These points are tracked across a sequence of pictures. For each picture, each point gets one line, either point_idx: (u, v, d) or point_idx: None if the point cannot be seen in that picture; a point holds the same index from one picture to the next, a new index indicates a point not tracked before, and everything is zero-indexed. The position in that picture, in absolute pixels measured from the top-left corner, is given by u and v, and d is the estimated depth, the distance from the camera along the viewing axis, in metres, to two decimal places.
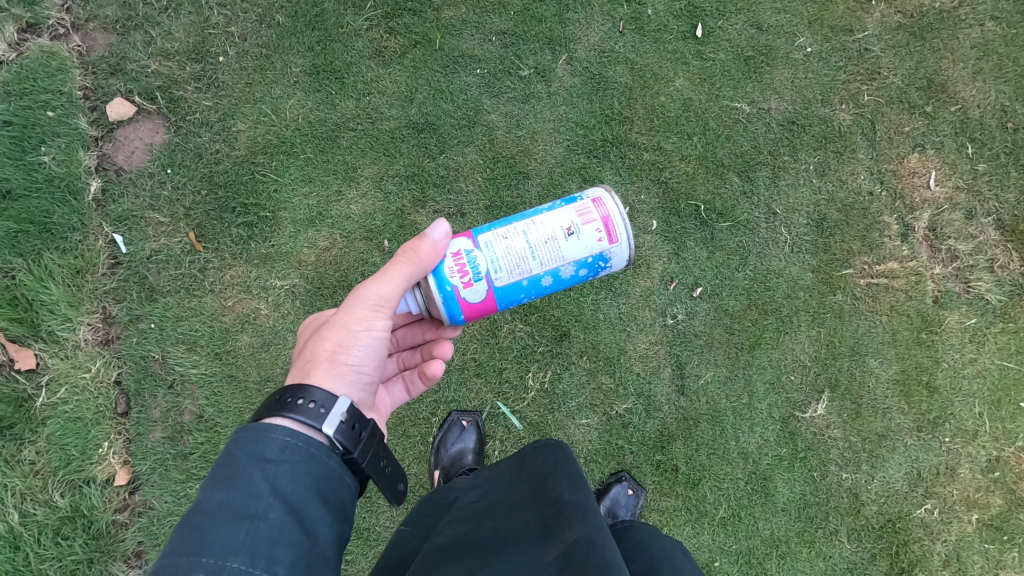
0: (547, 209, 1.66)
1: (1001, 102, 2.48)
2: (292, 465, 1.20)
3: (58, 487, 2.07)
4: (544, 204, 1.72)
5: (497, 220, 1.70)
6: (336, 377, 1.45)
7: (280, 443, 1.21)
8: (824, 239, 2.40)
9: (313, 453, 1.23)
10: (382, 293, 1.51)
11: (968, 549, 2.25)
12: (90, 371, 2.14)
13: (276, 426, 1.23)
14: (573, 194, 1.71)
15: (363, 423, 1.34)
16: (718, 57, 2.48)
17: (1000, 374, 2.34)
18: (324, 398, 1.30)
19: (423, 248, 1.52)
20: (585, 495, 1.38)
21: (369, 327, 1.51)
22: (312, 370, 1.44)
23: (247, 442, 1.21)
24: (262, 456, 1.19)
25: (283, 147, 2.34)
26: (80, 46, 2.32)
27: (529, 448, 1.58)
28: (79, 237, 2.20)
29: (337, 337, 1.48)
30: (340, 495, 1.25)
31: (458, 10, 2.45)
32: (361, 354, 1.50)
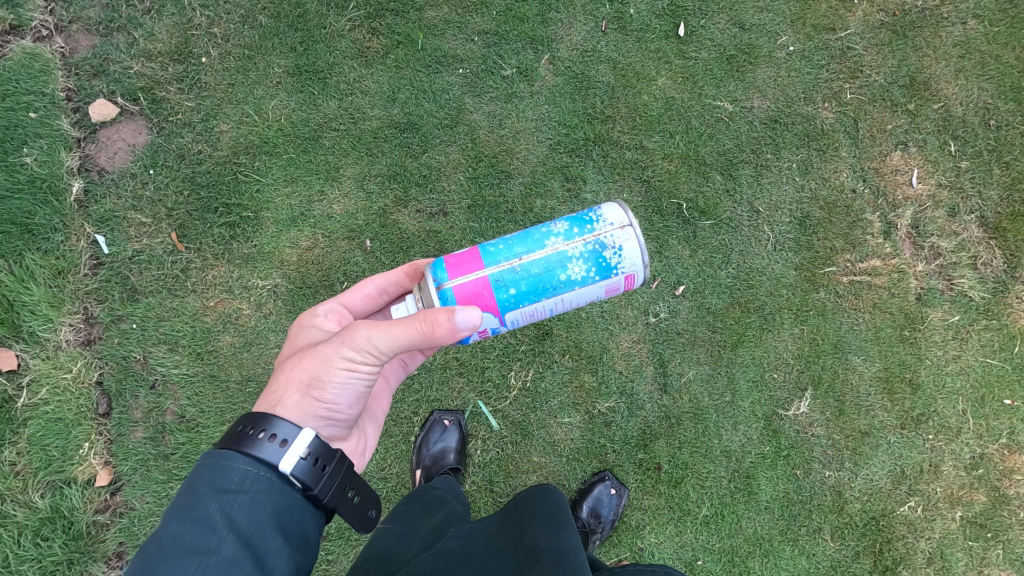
0: (579, 286, 1.54)
1: (984, 100, 2.48)
2: (251, 495, 1.19)
3: (38, 488, 2.07)
4: (577, 266, 1.52)
5: (523, 288, 1.51)
6: (306, 411, 1.39)
7: (241, 473, 1.20)
8: (807, 236, 2.40)
9: (272, 484, 1.22)
10: (375, 344, 1.39)
11: (952, 547, 2.24)
12: (71, 372, 2.14)
13: (237, 455, 1.22)
14: (610, 264, 1.53)
15: (329, 458, 1.28)
16: (701, 56, 2.49)
17: (984, 371, 2.34)
18: (286, 432, 1.25)
19: (441, 327, 1.35)
20: (565, 537, 1.39)
21: (352, 369, 1.41)
22: (283, 400, 1.39)
23: (208, 471, 1.20)
24: (221, 487, 1.18)
25: (265, 147, 2.34)
26: (62, 48, 2.32)
27: (514, 502, 1.63)
28: (60, 238, 2.20)
29: (318, 370, 1.40)
30: (300, 523, 1.25)
31: (441, 10, 2.46)
32: (337, 394, 1.42)
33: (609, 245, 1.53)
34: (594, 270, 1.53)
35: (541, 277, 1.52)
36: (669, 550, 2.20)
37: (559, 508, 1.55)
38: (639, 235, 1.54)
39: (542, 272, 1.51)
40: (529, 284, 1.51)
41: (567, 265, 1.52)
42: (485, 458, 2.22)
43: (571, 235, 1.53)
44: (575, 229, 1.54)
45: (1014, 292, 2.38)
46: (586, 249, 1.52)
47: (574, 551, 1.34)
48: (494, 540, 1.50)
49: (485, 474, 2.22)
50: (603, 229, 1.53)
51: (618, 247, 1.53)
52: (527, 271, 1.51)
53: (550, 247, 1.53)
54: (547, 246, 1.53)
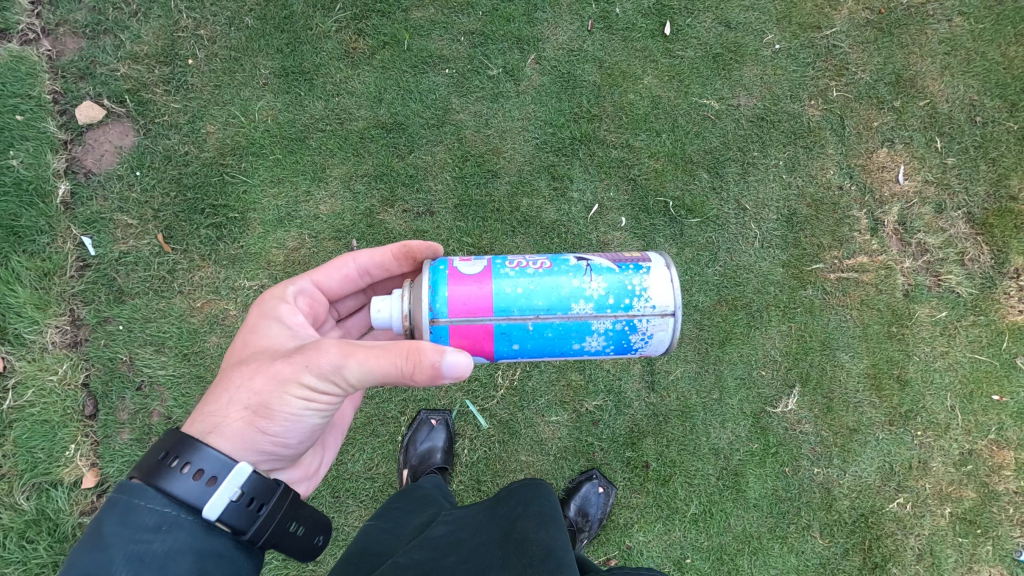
0: (589, 354, 1.61)
1: (970, 97, 2.48)
2: (168, 543, 1.16)
3: (24, 490, 2.06)
4: (594, 341, 1.57)
5: (527, 346, 1.57)
6: (249, 439, 1.38)
7: (158, 517, 1.18)
8: (794, 233, 2.40)
9: (193, 530, 1.20)
10: (340, 374, 1.35)
11: (942, 544, 2.24)
12: (57, 374, 2.14)
13: (152, 500, 1.18)
14: (630, 345, 1.59)
15: (266, 498, 1.30)
16: (687, 55, 2.49)
17: (972, 367, 2.33)
18: (216, 468, 1.24)
19: (420, 373, 1.29)
20: (553, 532, 1.40)
21: (306, 400, 1.39)
22: (225, 424, 1.36)
23: (117, 519, 1.15)
24: (134, 533, 1.14)
25: (252, 148, 2.35)
26: (49, 51, 2.32)
27: (505, 492, 1.64)
28: (46, 240, 2.20)
29: (268, 398, 1.37)
30: (227, 567, 1.23)
31: (427, 11, 2.47)
32: (286, 425, 1.40)
33: (638, 330, 1.57)
34: (610, 347, 1.60)
35: (554, 341, 1.56)
36: (657, 549, 2.20)
37: (549, 502, 1.55)
38: (671, 328, 1.57)
39: (556, 338, 1.56)
40: (536, 344, 1.56)
41: (585, 338, 1.56)
42: (472, 458, 2.22)
43: (604, 310, 1.54)
44: (612, 303, 1.54)
45: (1001, 288, 2.38)
46: (612, 328, 1.55)
47: (562, 546, 1.36)
48: (484, 530, 1.51)
49: (472, 474, 2.22)
50: (640, 311, 1.54)
51: (647, 333, 1.57)
52: (543, 331, 1.54)
53: (577, 315, 1.54)
54: (574, 313, 1.53)
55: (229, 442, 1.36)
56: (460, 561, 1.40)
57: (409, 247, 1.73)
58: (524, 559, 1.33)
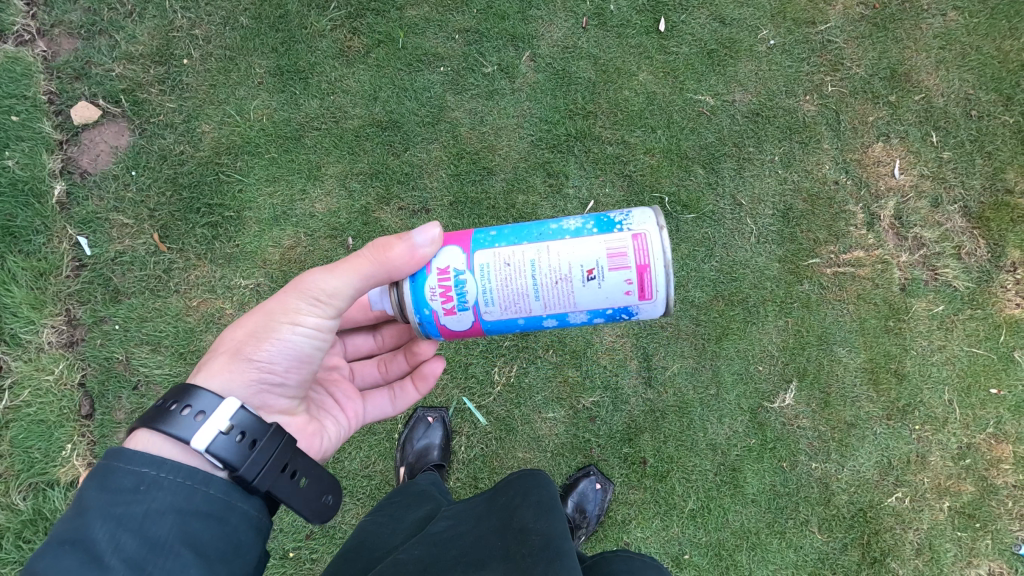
0: (571, 236, 1.47)
1: (965, 91, 2.48)
2: (150, 503, 1.13)
3: (21, 490, 2.07)
4: (571, 220, 1.51)
5: (507, 233, 1.51)
6: (239, 369, 1.39)
7: (140, 477, 1.14)
8: (790, 228, 2.40)
9: (176, 486, 1.15)
10: (323, 288, 1.43)
11: (940, 538, 2.23)
12: (53, 374, 2.14)
13: (133, 459, 1.15)
14: (612, 220, 1.48)
15: (258, 435, 1.26)
16: (682, 51, 2.49)
17: (969, 361, 2.33)
18: (205, 404, 1.24)
19: (396, 248, 1.42)
20: (552, 522, 1.42)
21: (294, 321, 1.43)
22: (217, 359, 1.40)
23: (97, 483, 1.13)
24: (116, 495, 1.12)
25: (247, 147, 2.35)
26: (45, 52, 2.33)
27: (504, 483, 1.64)
28: (42, 240, 2.21)
29: (256, 325, 1.42)
30: (217, 527, 1.18)
31: (421, 9, 2.47)
32: (276, 351, 1.42)
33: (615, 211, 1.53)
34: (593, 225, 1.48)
35: (532, 226, 1.53)
36: (656, 544, 2.20)
37: (548, 491, 1.56)
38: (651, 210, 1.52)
39: (535, 224, 1.53)
40: (515, 230, 1.52)
41: (563, 220, 1.52)
42: (470, 454, 2.22)
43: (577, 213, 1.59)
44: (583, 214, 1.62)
45: (998, 281, 2.38)
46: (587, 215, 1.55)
47: (561, 535, 1.37)
48: (483, 523, 1.51)
49: (470, 471, 2.22)
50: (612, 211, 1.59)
51: (625, 212, 1.52)
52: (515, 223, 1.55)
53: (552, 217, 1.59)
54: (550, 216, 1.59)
55: (220, 373, 1.37)
56: (461, 555, 1.39)
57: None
58: (524, 549, 1.34)
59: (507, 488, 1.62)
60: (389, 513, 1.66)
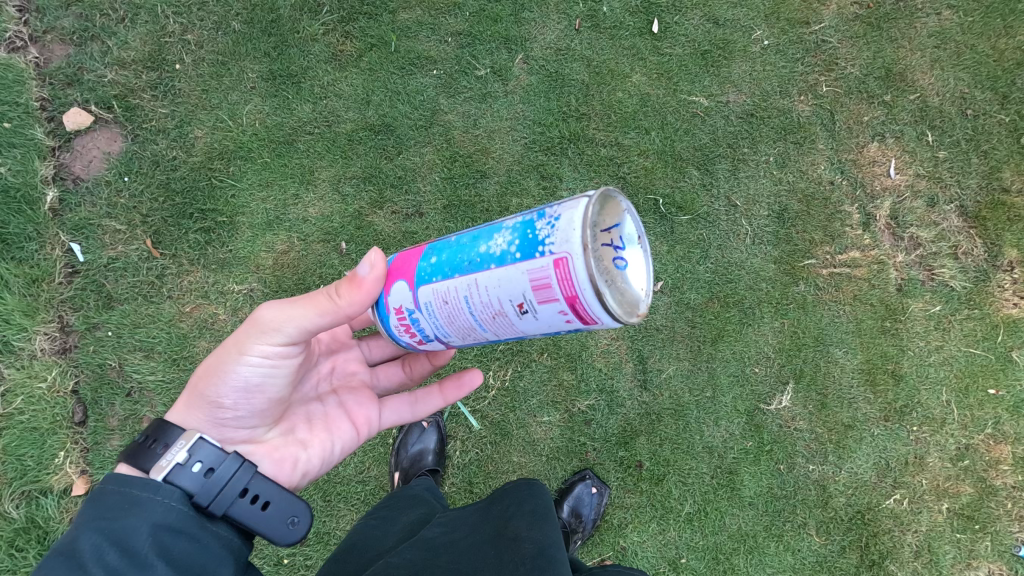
0: (496, 262, 1.18)
1: (961, 90, 2.47)
2: (129, 519, 1.13)
3: (14, 498, 2.06)
4: (501, 237, 1.19)
5: (443, 257, 1.28)
6: (199, 400, 1.41)
7: (124, 497, 1.16)
8: (786, 229, 2.39)
9: (156, 503, 1.16)
10: (268, 322, 1.37)
11: (940, 540, 2.22)
12: (46, 381, 2.13)
13: (117, 480, 1.18)
14: (538, 237, 1.13)
15: (219, 461, 1.26)
16: (675, 52, 2.48)
17: (967, 361, 2.32)
18: (168, 437, 1.27)
19: (342, 289, 1.35)
20: (545, 531, 1.41)
21: (242, 355, 1.39)
22: (187, 390, 1.45)
23: (89, 504, 1.16)
24: (100, 514, 1.13)
25: (240, 152, 2.34)
26: (37, 58, 2.32)
27: (499, 492, 1.63)
28: (35, 247, 2.20)
29: (215, 358, 1.42)
30: (193, 543, 1.18)
31: (414, 13, 2.46)
32: (226, 384, 1.40)
33: (547, 214, 1.15)
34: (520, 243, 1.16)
35: (466, 244, 1.26)
36: (652, 549, 2.19)
37: (543, 502, 1.55)
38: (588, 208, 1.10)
39: (468, 242, 1.25)
40: (450, 253, 1.27)
41: (494, 235, 1.21)
42: (464, 459, 2.21)
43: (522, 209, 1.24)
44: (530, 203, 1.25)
45: (995, 280, 2.36)
46: (522, 217, 1.20)
47: (554, 544, 1.37)
48: (478, 529, 1.50)
49: (465, 476, 2.21)
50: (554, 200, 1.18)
51: (555, 216, 1.13)
52: (453, 241, 1.29)
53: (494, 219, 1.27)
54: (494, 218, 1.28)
55: (182, 406, 1.42)
56: (453, 561, 1.38)
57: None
58: (516, 556, 1.34)
59: (502, 498, 1.61)
60: (380, 516, 1.65)
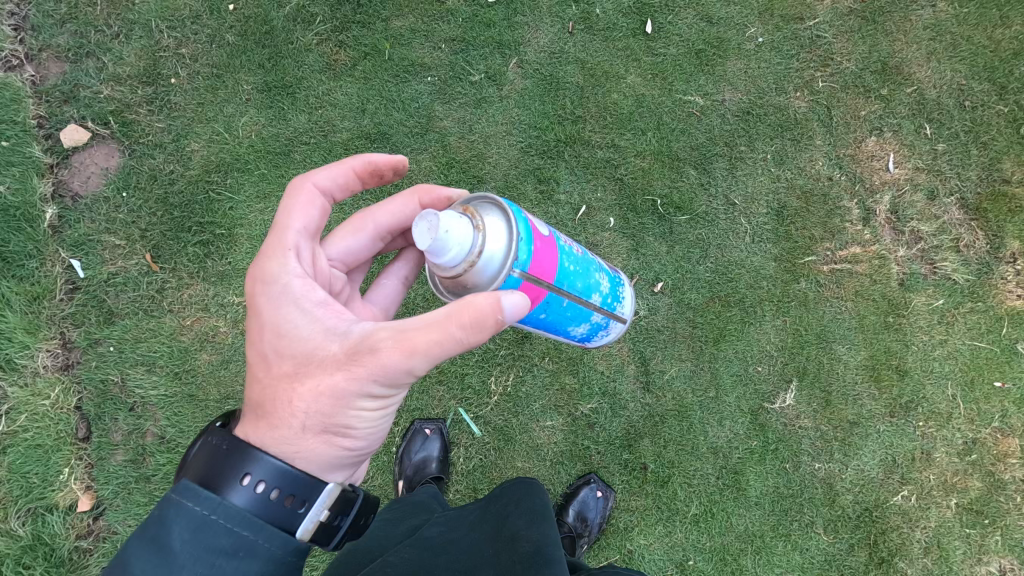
0: (567, 338, 1.74)
1: (958, 81, 2.44)
2: (240, 568, 1.09)
3: (20, 515, 2.07)
4: (582, 327, 1.72)
5: (548, 318, 1.53)
6: (330, 461, 1.28)
7: (233, 540, 1.09)
8: (786, 227, 2.37)
9: (263, 551, 1.11)
10: (409, 375, 1.20)
11: (949, 535, 2.20)
12: (48, 398, 2.14)
13: (225, 516, 1.09)
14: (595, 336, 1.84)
15: (346, 508, 1.24)
16: (669, 52, 2.48)
17: (972, 354, 2.29)
18: (295, 488, 1.15)
19: (485, 331, 1.16)
20: (545, 530, 1.40)
21: (379, 404, 1.28)
22: (307, 447, 1.24)
23: (193, 532, 1.07)
24: (206, 554, 1.07)
25: (237, 164, 2.35)
26: (33, 76, 2.33)
27: (499, 491, 1.62)
28: (35, 264, 2.21)
29: (339, 416, 1.24)
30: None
31: (407, 20, 2.47)
32: (363, 436, 1.32)
33: (607, 327, 1.85)
34: (583, 337, 1.78)
35: (568, 318, 1.61)
36: (659, 551, 2.18)
37: (543, 500, 1.53)
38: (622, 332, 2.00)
39: (569, 317, 1.61)
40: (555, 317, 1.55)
41: (580, 324, 1.69)
42: (468, 466, 2.23)
43: (602, 304, 1.73)
44: (608, 300, 1.77)
45: (998, 272, 2.34)
46: (598, 319, 1.76)
47: (552, 543, 1.35)
48: (476, 529, 1.50)
49: (469, 482, 2.23)
50: (617, 312, 1.84)
51: (608, 331, 1.89)
52: (562, 314, 1.57)
53: (589, 304, 1.66)
54: (590, 301, 1.65)
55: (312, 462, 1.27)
56: (452, 560, 1.37)
57: (393, 160, 1.50)
58: (514, 556, 1.32)
59: (501, 497, 1.60)
60: (386, 518, 1.68)
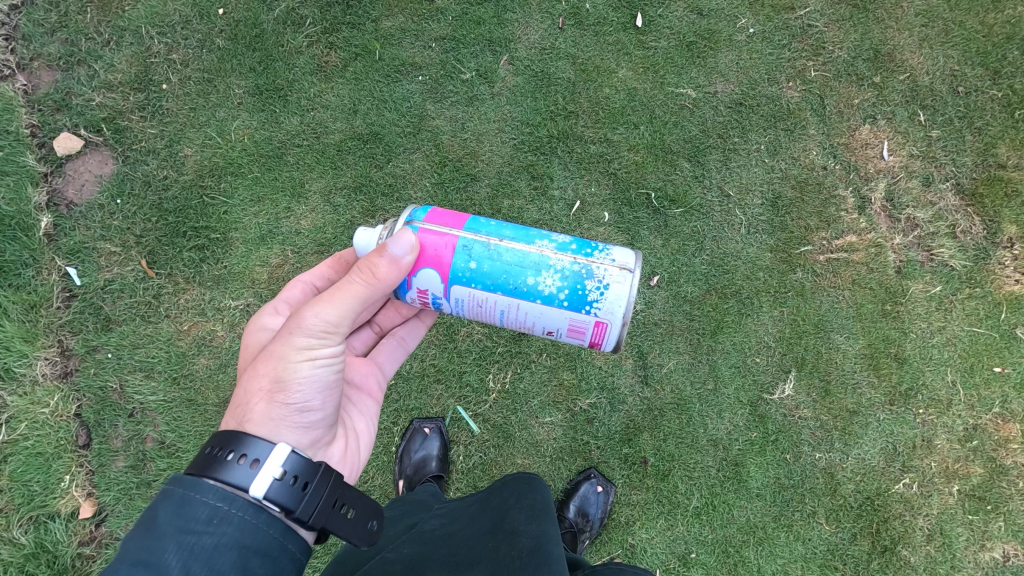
0: (541, 300, 1.50)
1: (951, 67, 2.43)
2: (219, 539, 1.08)
3: (22, 524, 2.07)
4: (548, 278, 1.48)
5: (484, 268, 1.49)
6: (273, 422, 1.27)
7: (209, 510, 1.09)
8: (781, 217, 2.37)
9: (243, 524, 1.10)
10: (328, 317, 1.34)
11: (952, 522, 2.19)
12: (48, 406, 2.15)
13: (204, 488, 1.10)
14: (586, 295, 1.47)
15: (314, 478, 1.18)
16: (660, 45, 2.47)
17: (971, 340, 2.29)
18: (259, 451, 1.16)
19: (381, 266, 1.40)
20: (544, 526, 1.40)
21: (310, 356, 1.33)
22: (250, 412, 1.27)
23: (173, 506, 1.09)
24: (183, 526, 1.07)
25: (230, 167, 2.35)
26: (25, 85, 2.34)
27: (499, 484, 1.60)
28: (32, 273, 2.22)
29: (272, 371, 1.30)
30: (271, 568, 1.12)
31: (397, 20, 2.47)
32: (303, 391, 1.31)
33: (594, 276, 1.47)
34: (563, 293, 1.48)
35: (511, 268, 1.48)
36: (661, 545, 2.18)
37: (542, 493, 1.53)
38: (630, 285, 1.47)
39: (514, 266, 1.48)
40: (493, 267, 1.49)
41: (541, 272, 1.48)
42: (468, 463, 2.23)
43: (565, 250, 1.51)
44: (572, 246, 1.52)
45: (995, 258, 2.33)
46: (569, 267, 1.48)
47: (551, 540, 1.35)
48: (475, 522, 1.50)
49: (469, 480, 2.23)
50: (597, 259, 1.49)
51: (603, 283, 1.47)
52: (497, 263, 1.49)
53: (538, 249, 1.50)
54: (535, 246, 1.51)
55: (261, 422, 1.26)
56: (451, 556, 1.38)
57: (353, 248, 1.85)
58: (514, 552, 1.32)
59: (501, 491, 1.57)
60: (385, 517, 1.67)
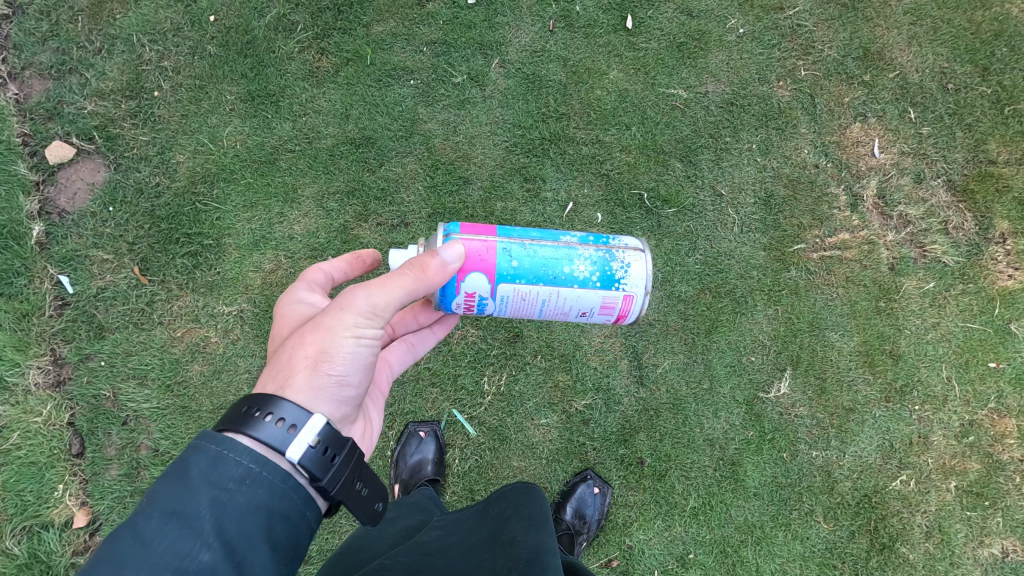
0: (579, 284, 1.54)
1: (940, 64, 2.44)
2: (249, 499, 1.07)
3: (15, 534, 2.06)
4: (582, 263, 1.55)
5: (526, 264, 1.52)
6: (312, 390, 1.26)
7: (243, 470, 1.08)
8: (773, 216, 2.37)
9: (271, 486, 1.09)
10: (377, 302, 1.30)
11: (950, 519, 2.19)
12: (41, 415, 2.14)
13: (239, 447, 1.10)
14: (614, 274, 1.56)
15: (342, 450, 1.18)
16: (651, 47, 2.48)
17: (965, 336, 2.29)
18: (297, 416, 1.15)
19: (433, 265, 1.38)
20: (542, 536, 1.37)
21: (354, 334, 1.30)
22: (292, 380, 1.25)
23: (206, 461, 1.08)
24: (217, 482, 1.06)
25: (223, 174, 2.35)
26: (17, 94, 2.34)
27: (499, 493, 1.60)
28: (24, 282, 2.21)
29: (318, 342, 1.28)
30: (292, 534, 1.12)
31: (388, 25, 2.48)
32: (344, 366, 1.30)
33: (617, 258, 1.58)
34: (596, 275, 1.55)
35: (548, 261, 1.53)
36: (659, 546, 2.17)
37: (542, 505, 1.51)
38: (647, 262, 1.60)
39: (552, 258, 1.54)
40: (533, 262, 1.52)
41: (574, 260, 1.55)
42: (464, 466, 2.22)
43: (586, 240, 1.60)
44: (591, 237, 1.61)
45: (988, 253, 2.33)
46: (595, 254, 1.57)
47: (549, 549, 1.32)
48: (475, 532, 1.50)
49: (466, 483, 2.22)
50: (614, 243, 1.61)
51: (625, 262, 1.58)
52: (536, 257, 1.53)
53: (566, 243, 1.57)
54: (563, 241, 1.57)
55: (301, 390, 1.25)
56: (448, 565, 1.37)
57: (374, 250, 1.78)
58: (510, 563, 1.30)
59: (501, 500, 1.57)
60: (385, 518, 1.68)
